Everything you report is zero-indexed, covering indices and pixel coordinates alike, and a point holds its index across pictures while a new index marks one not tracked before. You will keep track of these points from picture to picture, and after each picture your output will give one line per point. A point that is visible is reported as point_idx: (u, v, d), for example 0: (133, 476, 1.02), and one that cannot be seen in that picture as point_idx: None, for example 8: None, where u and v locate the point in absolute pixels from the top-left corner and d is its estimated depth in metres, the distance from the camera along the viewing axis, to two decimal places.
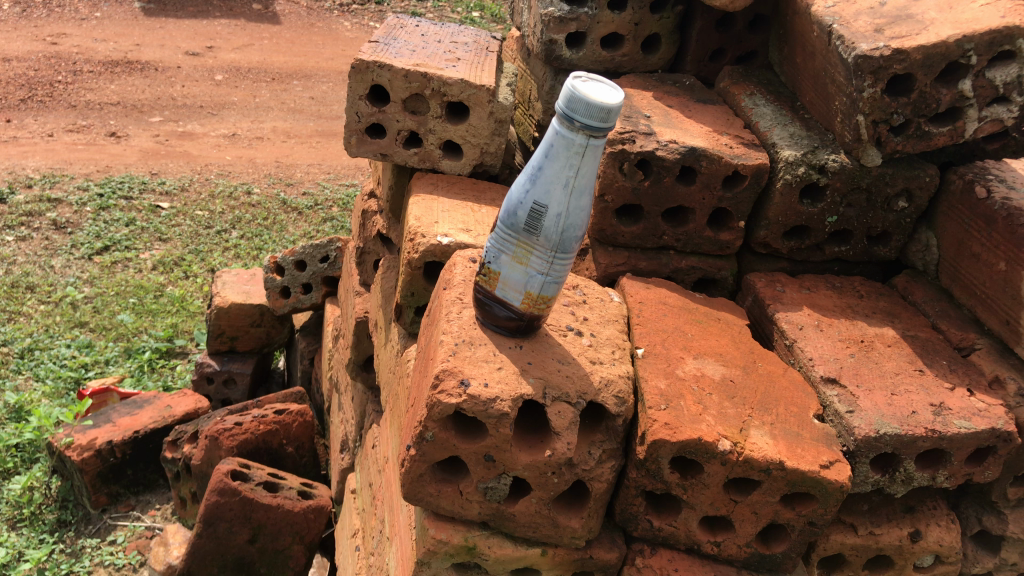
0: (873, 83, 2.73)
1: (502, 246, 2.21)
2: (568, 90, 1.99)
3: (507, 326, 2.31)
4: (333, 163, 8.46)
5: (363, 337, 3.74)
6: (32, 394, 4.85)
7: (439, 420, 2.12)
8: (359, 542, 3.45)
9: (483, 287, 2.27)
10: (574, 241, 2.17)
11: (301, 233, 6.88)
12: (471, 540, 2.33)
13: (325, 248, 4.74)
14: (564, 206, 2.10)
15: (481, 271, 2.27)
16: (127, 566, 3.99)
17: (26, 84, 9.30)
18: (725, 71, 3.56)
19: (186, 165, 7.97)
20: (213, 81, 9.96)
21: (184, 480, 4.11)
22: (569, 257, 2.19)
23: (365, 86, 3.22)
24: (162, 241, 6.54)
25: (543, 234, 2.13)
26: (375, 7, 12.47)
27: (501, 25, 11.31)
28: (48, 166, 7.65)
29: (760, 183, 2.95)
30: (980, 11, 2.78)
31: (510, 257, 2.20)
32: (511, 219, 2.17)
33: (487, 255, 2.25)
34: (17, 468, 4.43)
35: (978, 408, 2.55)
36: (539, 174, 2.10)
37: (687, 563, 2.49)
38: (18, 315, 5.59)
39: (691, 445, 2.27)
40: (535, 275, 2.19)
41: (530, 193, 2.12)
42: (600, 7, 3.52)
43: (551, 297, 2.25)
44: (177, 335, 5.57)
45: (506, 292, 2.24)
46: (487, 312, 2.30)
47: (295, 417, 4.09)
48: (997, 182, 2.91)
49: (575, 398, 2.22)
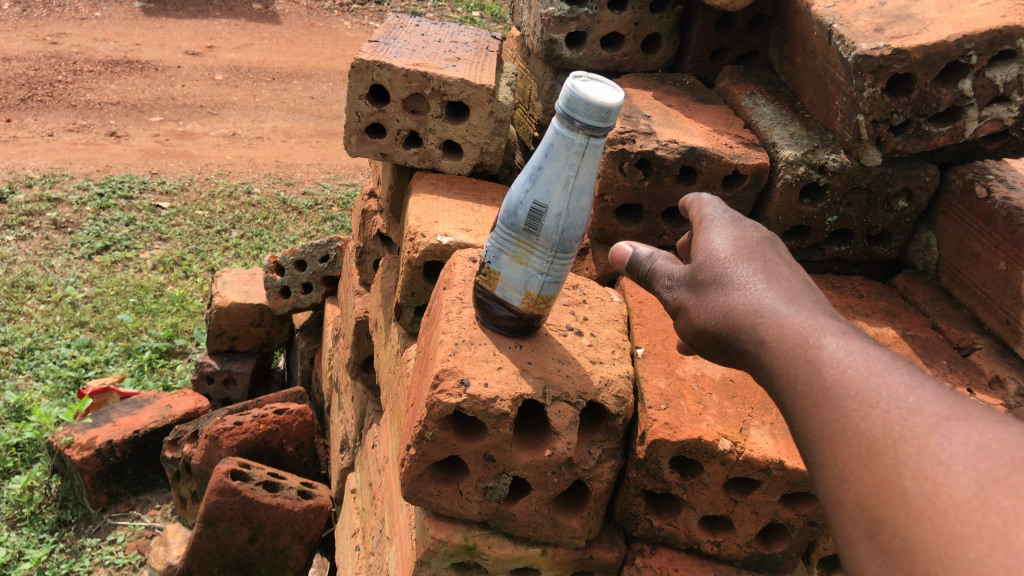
0: (872, 83, 2.73)
1: (502, 246, 2.20)
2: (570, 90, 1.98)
3: (504, 326, 2.30)
4: (333, 163, 8.46)
5: (364, 337, 3.74)
6: (32, 394, 4.85)
7: (439, 420, 2.12)
8: (359, 542, 3.45)
9: (483, 287, 2.28)
10: (574, 241, 2.17)
11: (301, 233, 6.88)
12: (470, 540, 2.34)
13: (325, 248, 4.73)
14: (564, 206, 2.10)
15: (481, 271, 2.27)
16: (127, 566, 3.98)
17: (26, 84, 9.30)
18: (725, 70, 3.55)
19: (186, 164, 7.97)
20: (213, 81, 9.95)
21: (184, 480, 4.11)
22: (570, 259, 2.19)
23: (366, 86, 3.22)
24: (162, 241, 6.54)
25: (543, 235, 2.13)
26: (375, 7, 12.49)
27: (501, 25, 11.31)
28: (48, 166, 7.64)
29: (760, 183, 2.95)
30: (980, 11, 2.78)
31: (510, 257, 2.19)
32: (511, 219, 2.16)
33: (487, 255, 2.25)
34: (17, 468, 4.43)
35: None
36: (541, 175, 2.10)
37: (687, 563, 2.49)
38: (18, 315, 5.59)
39: (691, 445, 2.27)
40: (535, 276, 2.18)
41: (531, 192, 2.11)
42: (600, 7, 3.53)
43: (552, 296, 2.24)
44: (177, 335, 5.57)
45: (507, 291, 2.23)
46: (487, 312, 2.31)
47: (295, 417, 4.09)
48: (997, 182, 2.89)
49: (575, 398, 2.21)
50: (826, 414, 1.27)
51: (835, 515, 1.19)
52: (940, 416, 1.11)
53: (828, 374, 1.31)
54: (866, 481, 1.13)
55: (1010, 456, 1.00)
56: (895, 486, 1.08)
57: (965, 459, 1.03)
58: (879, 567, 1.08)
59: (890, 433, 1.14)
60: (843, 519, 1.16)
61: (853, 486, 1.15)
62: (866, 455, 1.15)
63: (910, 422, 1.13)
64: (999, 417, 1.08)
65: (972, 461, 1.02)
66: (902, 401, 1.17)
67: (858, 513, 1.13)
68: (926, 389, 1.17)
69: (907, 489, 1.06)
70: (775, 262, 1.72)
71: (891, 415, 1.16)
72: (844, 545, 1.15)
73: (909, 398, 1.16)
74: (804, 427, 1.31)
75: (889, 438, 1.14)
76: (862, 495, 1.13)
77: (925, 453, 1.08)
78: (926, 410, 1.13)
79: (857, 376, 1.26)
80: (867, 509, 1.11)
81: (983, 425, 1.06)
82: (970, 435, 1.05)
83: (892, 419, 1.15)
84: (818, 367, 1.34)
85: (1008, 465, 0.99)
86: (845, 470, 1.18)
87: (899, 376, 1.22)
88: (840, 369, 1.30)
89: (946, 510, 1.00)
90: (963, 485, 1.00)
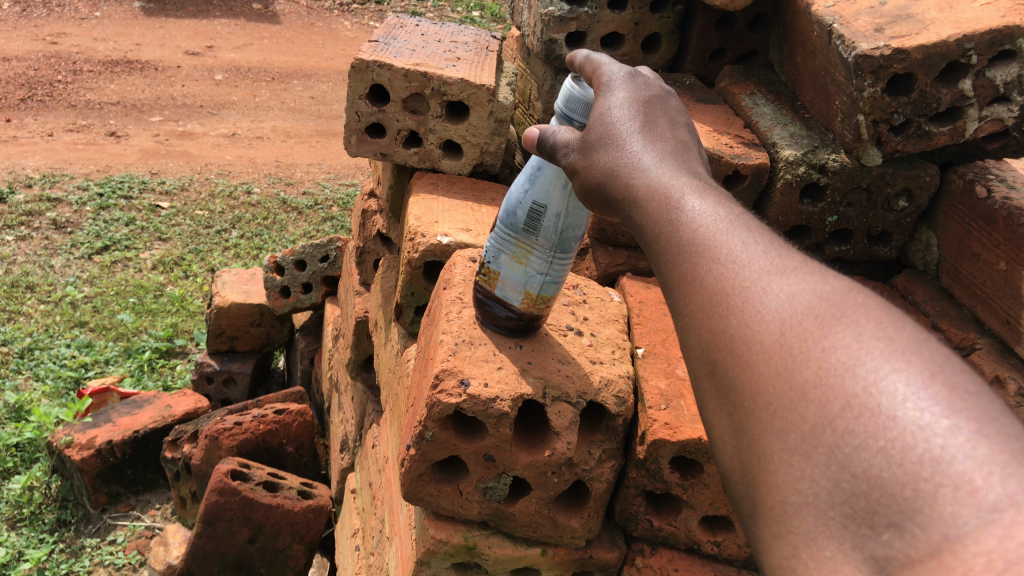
0: (872, 84, 2.73)
1: (502, 247, 2.19)
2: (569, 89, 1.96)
3: (505, 326, 2.30)
4: (333, 163, 8.46)
5: (363, 337, 3.74)
6: (32, 394, 4.85)
7: (439, 420, 2.12)
8: (359, 542, 3.45)
9: (483, 287, 2.27)
10: (574, 241, 2.16)
11: (301, 233, 6.87)
12: (471, 540, 2.34)
13: (325, 248, 4.73)
14: (564, 206, 2.10)
15: (481, 271, 2.26)
16: (126, 566, 3.98)
17: (26, 84, 9.29)
18: (726, 70, 3.55)
19: (186, 165, 7.96)
20: (213, 81, 9.95)
21: (184, 480, 4.11)
22: (570, 260, 2.19)
23: (366, 86, 3.22)
24: (161, 241, 6.53)
25: (543, 235, 2.13)
26: (375, 7, 12.49)
27: (501, 25, 11.31)
28: (48, 166, 7.64)
29: (760, 183, 2.97)
30: (980, 11, 2.78)
31: (510, 257, 2.19)
32: (511, 219, 2.16)
33: (487, 254, 2.24)
34: (16, 468, 4.43)
35: None
36: (540, 176, 2.10)
37: (687, 563, 2.48)
38: (19, 315, 5.59)
39: (691, 445, 2.26)
40: (534, 277, 2.18)
41: (531, 193, 2.11)
42: (600, 6, 3.54)
43: (552, 296, 2.24)
44: (178, 335, 5.57)
45: (506, 292, 2.23)
46: (487, 312, 2.30)
47: (295, 417, 4.09)
48: (997, 181, 2.88)
49: (575, 398, 2.21)
50: (664, 260, 1.28)
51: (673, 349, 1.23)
52: (763, 267, 1.14)
53: (665, 224, 1.30)
54: (696, 323, 1.17)
55: (811, 305, 1.05)
56: (724, 334, 1.11)
57: (777, 307, 1.07)
58: (711, 401, 1.13)
59: (712, 279, 1.17)
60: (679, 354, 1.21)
61: (685, 330, 1.19)
62: (702, 304, 1.17)
63: (734, 273, 1.15)
64: (809, 265, 1.13)
65: (783, 306, 1.07)
66: (731, 253, 1.18)
67: (689, 352, 1.18)
68: (754, 242, 1.18)
69: (733, 337, 1.10)
70: (660, 112, 1.63)
71: (727, 267, 1.16)
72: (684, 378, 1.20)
73: (736, 251, 1.18)
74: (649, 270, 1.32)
75: (722, 287, 1.15)
76: (690, 333, 1.17)
77: (743, 296, 1.12)
78: (751, 260, 1.15)
79: (688, 222, 1.27)
80: (701, 349, 1.15)
81: (798, 275, 1.10)
82: (782, 285, 1.10)
83: (726, 268, 1.16)
84: (670, 218, 1.31)
85: (811, 311, 1.04)
86: (679, 316, 1.21)
87: (732, 227, 1.21)
88: (675, 216, 1.29)
89: (757, 351, 1.06)
90: (772, 328, 1.06)
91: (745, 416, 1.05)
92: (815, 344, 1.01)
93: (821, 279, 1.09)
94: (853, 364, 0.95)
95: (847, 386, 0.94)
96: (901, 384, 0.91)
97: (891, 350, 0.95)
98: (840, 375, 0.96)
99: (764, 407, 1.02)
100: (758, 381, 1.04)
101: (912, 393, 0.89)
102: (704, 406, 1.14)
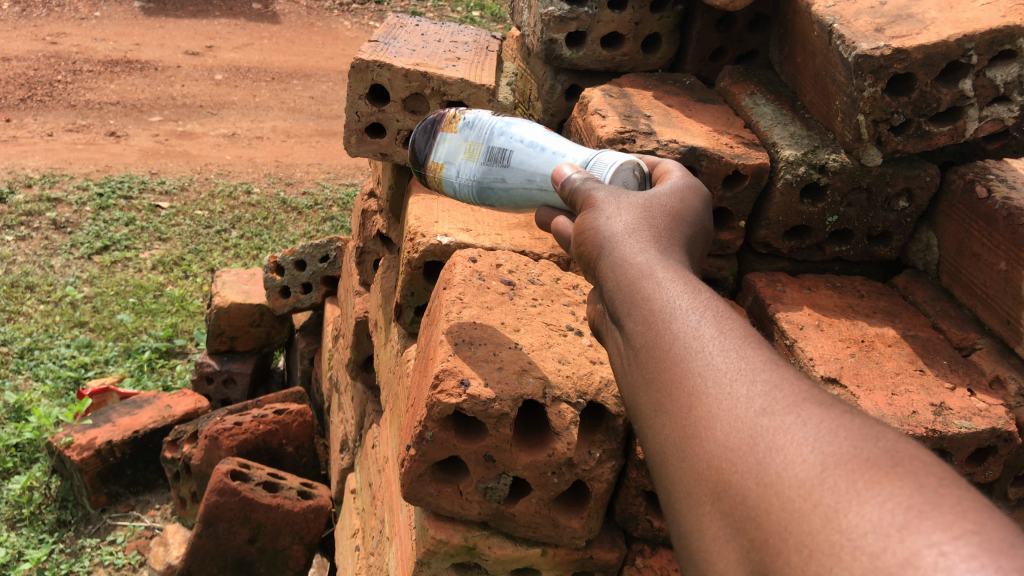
0: (872, 83, 2.73)
1: (477, 129, 2.11)
2: (620, 167, 1.81)
3: (415, 156, 2.23)
4: (333, 163, 8.46)
5: (364, 337, 3.74)
6: (32, 394, 4.85)
7: (439, 420, 2.11)
8: (359, 542, 3.45)
9: (445, 123, 2.17)
10: (490, 201, 2.11)
11: (301, 233, 6.87)
12: (471, 540, 2.34)
13: (325, 248, 4.72)
14: (513, 183, 2.03)
15: (457, 116, 2.16)
16: (127, 566, 3.98)
17: (26, 84, 9.30)
18: (725, 70, 3.54)
19: (186, 164, 7.96)
20: (213, 81, 9.95)
21: (184, 480, 4.11)
22: (475, 203, 2.16)
23: (365, 86, 3.23)
24: (162, 241, 6.53)
25: (485, 169, 2.07)
26: (375, 7, 12.51)
27: (501, 25, 11.32)
28: (48, 166, 7.64)
29: (760, 182, 2.95)
30: (980, 11, 2.78)
31: (468, 146, 2.11)
32: (499, 133, 2.07)
33: (472, 117, 2.14)
34: (16, 468, 4.43)
35: (979, 408, 2.45)
36: (539, 154, 1.99)
37: None
38: (18, 315, 5.59)
39: None
40: (451, 168, 2.13)
41: (522, 149, 2.02)
42: (600, 7, 3.58)
43: (443, 194, 2.20)
44: (178, 335, 5.57)
45: (440, 144, 2.17)
46: (424, 138, 2.20)
47: (295, 417, 4.08)
48: (998, 182, 2.88)
49: (575, 398, 2.20)
50: (668, 369, 1.13)
51: (670, 468, 1.07)
52: (796, 397, 0.98)
53: (682, 328, 1.14)
54: (706, 446, 1.01)
55: (854, 445, 0.89)
56: (748, 458, 0.95)
57: (816, 440, 0.91)
58: (724, 535, 0.96)
59: (729, 400, 1.02)
60: (678, 475, 1.05)
61: (691, 452, 1.03)
62: (720, 421, 1.01)
63: (758, 398, 1.00)
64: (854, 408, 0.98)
65: (817, 442, 0.91)
66: (762, 380, 1.02)
67: (693, 475, 1.02)
68: (786, 373, 1.03)
69: (760, 462, 0.94)
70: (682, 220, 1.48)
71: (754, 389, 1.01)
72: (683, 503, 1.03)
73: (759, 375, 1.03)
74: (648, 375, 1.16)
75: (746, 409, 0.99)
76: (699, 456, 1.02)
77: (771, 423, 0.96)
78: (780, 388, 1.00)
79: (703, 329, 1.12)
80: (710, 473, 0.99)
81: (838, 413, 0.94)
82: (816, 420, 0.94)
83: (752, 391, 1.01)
84: (686, 321, 1.15)
85: (850, 452, 0.88)
86: (686, 432, 1.05)
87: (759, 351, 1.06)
88: (687, 321, 1.15)
89: (784, 487, 0.90)
90: (805, 465, 0.90)
91: (769, 556, 0.88)
92: (862, 486, 0.84)
93: (862, 421, 0.93)
94: (904, 519, 0.79)
95: (898, 543, 0.77)
96: (960, 551, 0.74)
97: (948, 508, 0.78)
98: (900, 527, 0.78)
99: (795, 548, 0.85)
100: (785, 523, 0.88)
101: (975, 562, 0.73)
102: (710, 536, 0.98)
